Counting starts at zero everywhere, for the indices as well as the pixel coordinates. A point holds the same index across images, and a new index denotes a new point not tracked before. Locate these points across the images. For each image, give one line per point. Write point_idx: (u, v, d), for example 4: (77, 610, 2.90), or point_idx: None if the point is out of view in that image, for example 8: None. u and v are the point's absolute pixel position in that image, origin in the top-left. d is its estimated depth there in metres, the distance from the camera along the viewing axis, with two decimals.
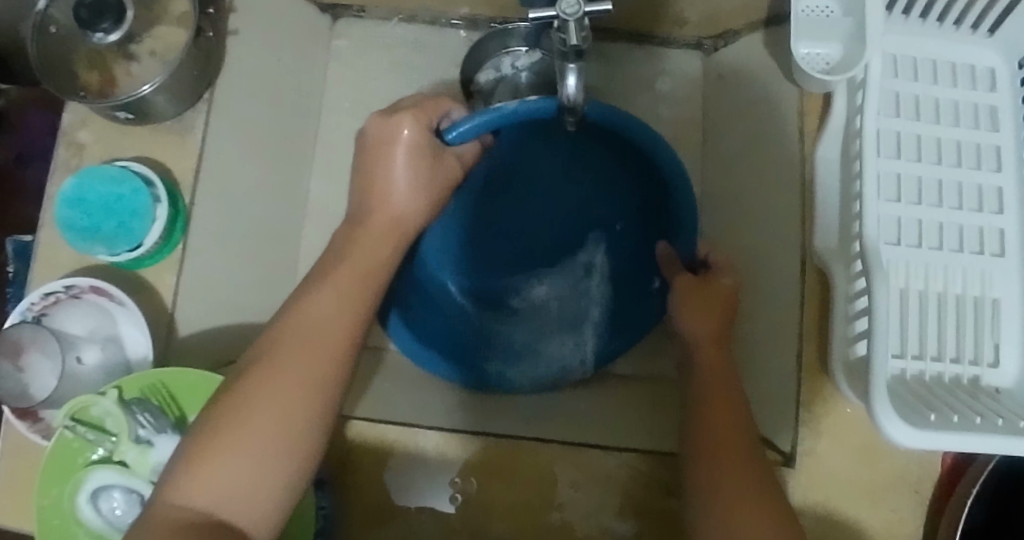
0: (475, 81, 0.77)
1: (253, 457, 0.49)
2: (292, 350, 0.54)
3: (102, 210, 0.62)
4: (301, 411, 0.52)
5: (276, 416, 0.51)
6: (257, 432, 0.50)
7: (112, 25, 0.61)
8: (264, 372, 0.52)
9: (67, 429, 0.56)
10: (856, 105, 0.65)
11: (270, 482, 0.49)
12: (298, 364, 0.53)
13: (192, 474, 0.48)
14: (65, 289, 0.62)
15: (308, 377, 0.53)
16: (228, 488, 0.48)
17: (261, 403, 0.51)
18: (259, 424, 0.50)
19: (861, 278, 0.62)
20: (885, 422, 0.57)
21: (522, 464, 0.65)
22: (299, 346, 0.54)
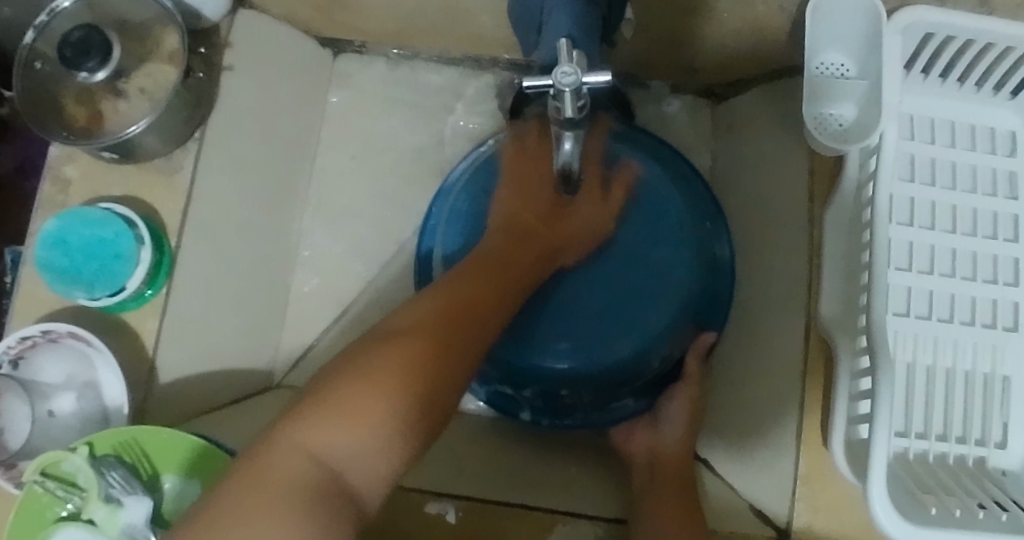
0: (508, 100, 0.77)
1: (372, 401, 0.41)
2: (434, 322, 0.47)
3: (83, 253, 0.61)
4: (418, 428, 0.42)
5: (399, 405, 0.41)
6: (387, 396, 0.41)
7: (97, 64, 0.59)
8: (401, 343, 0.44)
9: (36, 484, 0.55)
10: (869, 171, 0.62)
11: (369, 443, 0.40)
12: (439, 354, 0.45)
13: (305, 424, 0.40)
14: (42, 334, 0.59)
15: (454, 361, 0.45)
16: (338, 442, 0.40)
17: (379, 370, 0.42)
18: (386, 391, 0.41)
19: (865, 355, 0.59)
20: (877, 509, 0.54)
21: (511, 530, 0.61)
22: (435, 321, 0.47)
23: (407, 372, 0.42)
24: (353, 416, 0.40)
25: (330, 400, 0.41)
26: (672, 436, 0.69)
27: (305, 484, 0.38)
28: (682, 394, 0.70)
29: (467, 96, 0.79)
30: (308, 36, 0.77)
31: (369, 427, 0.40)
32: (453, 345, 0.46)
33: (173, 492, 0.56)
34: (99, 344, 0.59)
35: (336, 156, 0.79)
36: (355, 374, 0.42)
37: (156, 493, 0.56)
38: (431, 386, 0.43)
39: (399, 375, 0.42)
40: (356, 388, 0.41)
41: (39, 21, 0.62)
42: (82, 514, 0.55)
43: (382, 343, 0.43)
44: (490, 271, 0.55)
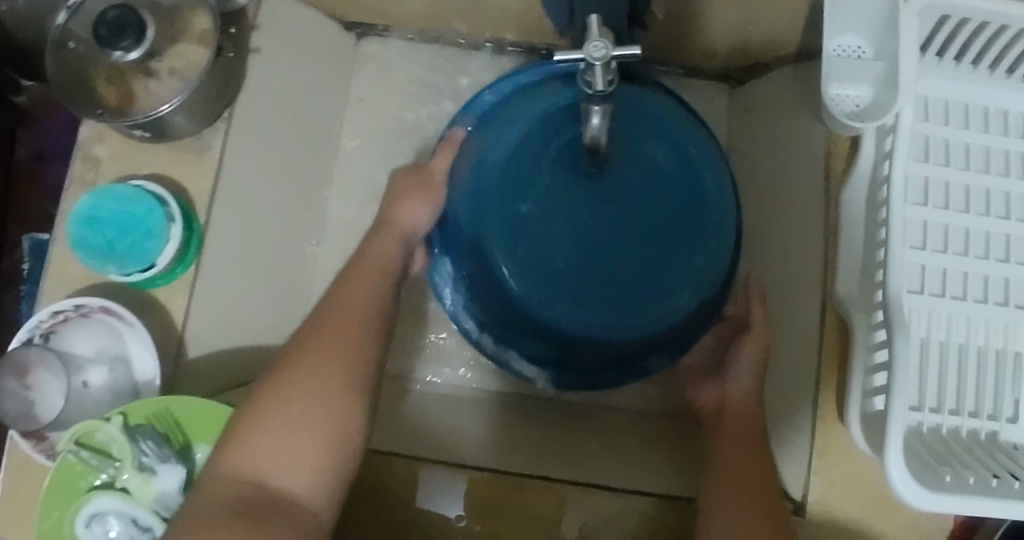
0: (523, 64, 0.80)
1: (297, 443, 0.51)
2: (326, 351, 0.55)
3: (114, 229, 0.62)
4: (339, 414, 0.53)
5: (322, 399, 0.53)
6: (309, 432, 0.51)
7: (131, 44, 0.61)
8: (314, 350, 0.55)
9: (71, 453, 0.57)
10: (885, 151, 0.63)
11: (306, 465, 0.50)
12: (341, 349, 0.56)
13: (240, 441, 0.50)
14: (74, 308, 0.61)
15: (356, 361, 0.56)
16: (268, 463, 0.49)
17: (319, 351, 0.55)
18: (322, 365, 0.54)
19: (882, 329, 0.61)
20: (894, 477, 0.55)
21: (529, 501, 0.65)
22: (328, 357, 0.55)
23: (315, 391, 0.53)
24: (297, 386, 0.53)
25: (274, 419, 0.51)
26: (739, 383, 0.68)
27: (246, 501, 0.47)
28: (751, 341, 0.69)
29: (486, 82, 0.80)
30: (331, 20, 0.78)
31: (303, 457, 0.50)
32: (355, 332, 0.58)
33: (204, 462, 0.58)
34: (132, 318, 0.61)
35: (356, 140, 0.80)
36: (281, 402, 0.52)
37: (188, 462, 0.58)
38: (341, 411, 0.53)
39: (314, 414, 0.52)
40: (264, 443, 0.50)
41: (72, 2, 0.63)
42: (115, 483, 0.57)
43: (303, 350, 0.55)
44: (371, 283, 0.62)
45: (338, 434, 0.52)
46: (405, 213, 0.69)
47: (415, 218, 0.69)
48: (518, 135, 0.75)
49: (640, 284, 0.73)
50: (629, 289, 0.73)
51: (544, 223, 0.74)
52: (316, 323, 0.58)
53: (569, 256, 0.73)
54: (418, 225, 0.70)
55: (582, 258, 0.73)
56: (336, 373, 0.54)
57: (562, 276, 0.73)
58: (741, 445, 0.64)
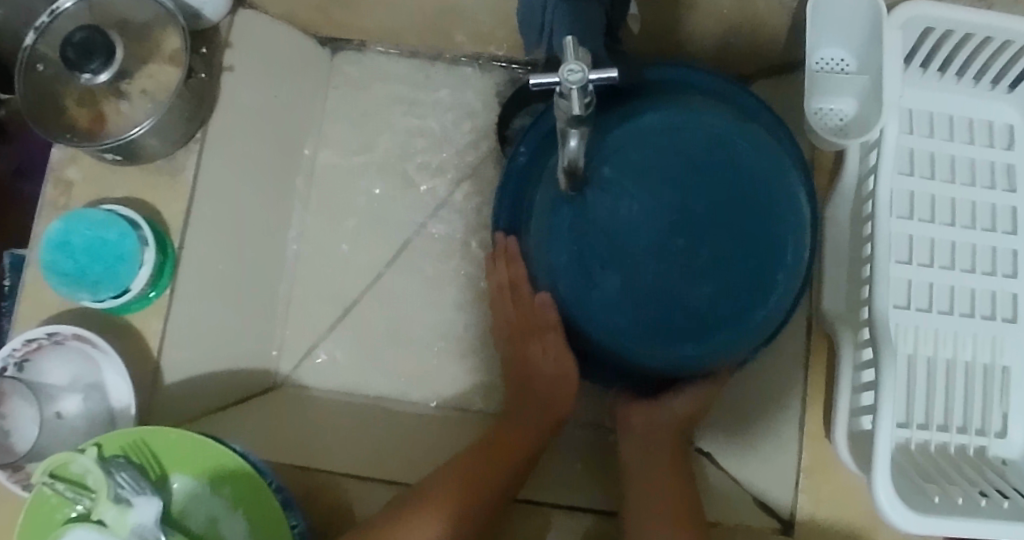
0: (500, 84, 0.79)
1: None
2: (445, 492, 0.58)
3: (87, 255, 0.61)
4: (446, 529, 0.57)
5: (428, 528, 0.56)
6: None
7: (100, 66, 0.59)
8: (422, 499, 0.57)
9: (45, 485, 0.55)
10: (869, 166, 0.62)
11: (403, 537, 0.55)
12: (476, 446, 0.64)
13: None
14: (47, 336, 0.60)
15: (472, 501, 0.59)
16: None
17: (428, 503, 0.57)
18: (439, 507, 0.57)
19: (868, 347, 0.60)
20: (883, 501, 0.55)
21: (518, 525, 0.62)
22: (444, 498, 0.58)
23: (424, 538, 0.55)
24: (410, 529, 0.55)
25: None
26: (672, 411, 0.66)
27: None
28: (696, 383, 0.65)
29: (466, 95, 0.78)
30: (306, 35, 0.77)
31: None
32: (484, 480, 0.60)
33: (183, 491, 0.57)
34: (106, 345, 0.60)
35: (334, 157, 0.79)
36: (415, 501, 0.57)
37: (165, 493, 0.57)
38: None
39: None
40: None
41: (39, 24, 0.62)
42: (91, 515, 0.55)
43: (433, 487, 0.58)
44: (537, 415, 0.67)
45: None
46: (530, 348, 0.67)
47: (540, 363, 0.67)
48: (650, 133, 0.62)
49: (701, 311, 0.62)
50: (675, 328, 0.62)
51: (621, 226, 0.62)
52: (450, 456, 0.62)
53: (631, 265, 0.62)
54: (539, 369, 0.67)
55: (643, 284, 0.61)
56: (442, 526, 0.56)
57: (617, 290, 0.62)
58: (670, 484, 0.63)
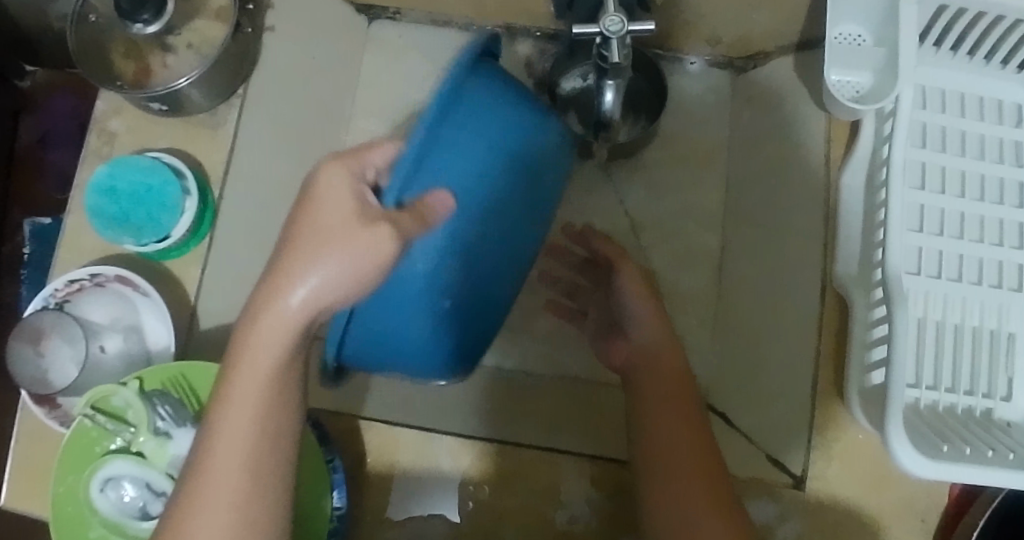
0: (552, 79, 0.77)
1: (227, 489, 0.43)
2: (217, 484, 0.43)
3: (131, 201, 0.63)
4: (260, 526, 0.44)
5: (229, 526, 0.43)
6: (240, 487, 0.43)
7: (152, 17, 0.61)
8: (206, 487, 0.43)
9: (86, 417, 0.58)
10: (884, 135, 0.66)
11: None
12: (245, 427, 0.43)
13: None
14: (90, 277, 0.62)
15: (264, 490, 0.44)
16: None
17: (210, 484, 0.43)
18: (239, 432, 0.43)
19: (881, 306, 0.63)
20: (897, 451, 0.57)
21: (537, 469, 0.66)
22: (219, 494, 0.43)
23: None
24: (213, 460, 0.43)
25: (203, 483, 0.43)
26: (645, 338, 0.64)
27: None
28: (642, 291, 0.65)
29: None
30: None
31: None
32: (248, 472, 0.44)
33: None
34: (150, 288, 0.62)
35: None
36: (202, 486, 0.44)
37: None
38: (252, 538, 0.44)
39: (239, 466, 0.44)
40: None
41: None
42: (129, 447, 0.58)
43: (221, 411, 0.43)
44: (274, 347, 0.42)
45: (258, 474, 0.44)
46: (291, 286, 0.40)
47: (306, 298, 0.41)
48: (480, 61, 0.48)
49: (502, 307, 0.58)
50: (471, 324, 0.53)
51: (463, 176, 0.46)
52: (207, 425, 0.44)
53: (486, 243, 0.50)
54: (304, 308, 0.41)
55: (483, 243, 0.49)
56: (240, 458, 0.43)
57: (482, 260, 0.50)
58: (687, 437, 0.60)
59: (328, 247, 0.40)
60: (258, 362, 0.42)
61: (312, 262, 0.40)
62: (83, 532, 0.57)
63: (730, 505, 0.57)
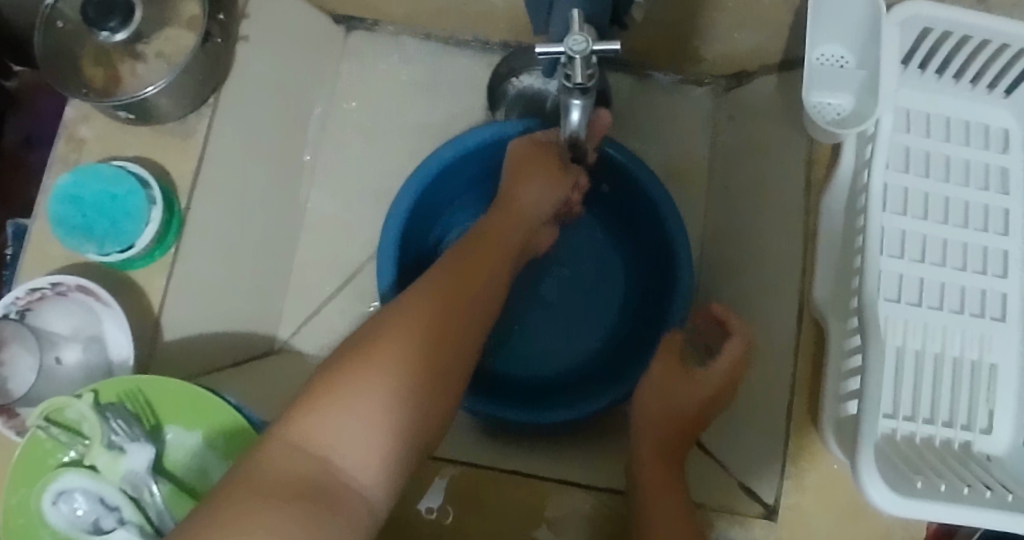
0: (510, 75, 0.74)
1: (363, 411, 0.48)
2: (390, 356, 0.50)
3: (97, 209, 0.62)
4: (415, 400, 0.50)
5: (390, 389, 0.49)
6: (379, 422, 0.48)
7: (119, 25, 0.60)
8: (375, 358, 0.50)
9: (40, 429, 0.57)
10: (865, 159, 0.64)
11: (377, 432, 0.48)
12: (429, 324, 0.53)
13: (301, 423, 0.47)
14: (51, 286, 0.61)
15: (431, 372, 0.52)
16: (327, 440, 0.47)
17: (383, 353, 0.50)
18: (388, 365, 0.50)
19: (857, 335, 0.61)
20: (867, 485, 0.55)
21: (503, 493, 0.64)
22: (388, 373, 0.49)
23: (348, 441, 0.47)
24: (350, 395, 0.48)
25: (333, 402, 0.47)
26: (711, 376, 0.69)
27: (295, 480, 0.45)
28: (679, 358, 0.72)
29: (477, 81, 0.82)
30: (323, 14, 0.79)
31: (340, 435, 0.47)
32: (427, 344, 0.52)
33: (174, 442, 0.58)
34: (113, 301, 0.61)
35: (344, 135, 0.82)
36: (373, 362, 0.50)
37: (158, 442, 0.58)
38: (397, 399, 0.49)
39: (376, 401, 0.48)
40: (337, 426, 0.47)
41: None
42: (83, 460, 0.57)
43: (377, 342, 0.50)
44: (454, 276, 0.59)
45: (383, 414, 0.48)
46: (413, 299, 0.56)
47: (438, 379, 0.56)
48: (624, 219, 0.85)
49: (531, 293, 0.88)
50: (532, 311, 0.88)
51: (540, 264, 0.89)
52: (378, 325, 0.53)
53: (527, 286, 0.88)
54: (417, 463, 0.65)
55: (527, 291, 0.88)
56: (421, 354, 0.51)
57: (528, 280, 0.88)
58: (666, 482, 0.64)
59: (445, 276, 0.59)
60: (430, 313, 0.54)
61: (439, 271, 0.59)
62: None
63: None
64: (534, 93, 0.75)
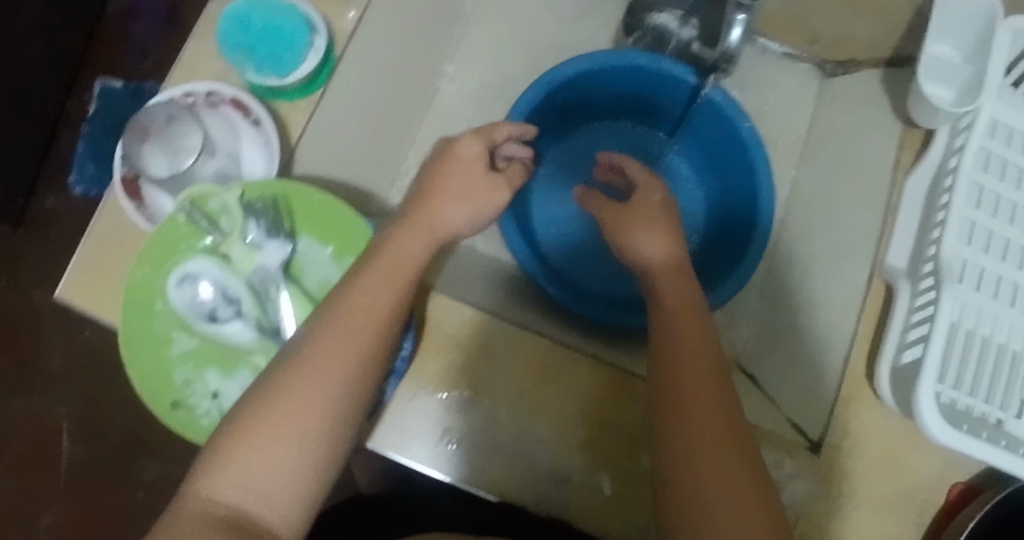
0: (654, 14, 0.81)
1: (277, 462, 0.47)
2: (293, 409, 0.48)
3: (262, 35, 0.66)
4: (318, 451, 0.48)
5: (288, 452, 0.48)
6: (294, 452, 0.48)
7: None
8: (270, 424, 0.48)
9: (182, 211, 0.59)
10: (954, 147, 0.72)
11: (279, 492, 0.47)
12: (336, 371, 0.50)
13: (218, 462, 0.47)
14: (207, 94, 0.66)
15: (339, 422, 0.49)
16: (239, 493, 0.46)
17: (279, 417, 0.48)
18: (312, 404, 0.49)
19: (929, 289, 0.68)
20: (924, 413, 0.62)
21: (560, 365, 0.68)
22: (286, 432, 0.48)
23: (248, 501, 0.46)
24: (269, 450, 0.47)
25: (244, 447, 0.47)
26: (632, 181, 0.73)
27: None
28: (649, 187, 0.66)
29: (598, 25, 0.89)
30: None
31: (250, 481, 0.47)
32: (337, 397, 0.50)
33: (303, 252, 0.61)
34: (269, 124, 0.66)
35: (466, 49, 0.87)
36: (273, 414, 0.48)
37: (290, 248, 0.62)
38: (297, 458, 0.48)
39: (288, 450, 0.48)
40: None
41: None
42: (216, 249, 0.60)
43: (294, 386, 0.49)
44: (389, 285, 0.54)
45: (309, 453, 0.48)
46: (442, 215, 0.59)
47: (450, 222, 0.59)
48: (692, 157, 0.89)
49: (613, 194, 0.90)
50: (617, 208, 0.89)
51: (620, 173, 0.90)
52: (286, 369, 0.50)
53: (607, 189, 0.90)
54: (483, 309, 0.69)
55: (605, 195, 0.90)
56: (326, 405, 0.49)
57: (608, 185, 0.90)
58: (715, 417, 0.51)
59: (463, 196, 0.60)
60: (350, 345, 0.51)
61: (367, 271, 0.54)
62: (147, 319, 0.59)
63: (747, 450, 0.51)
64: (660, 37, 0.82)
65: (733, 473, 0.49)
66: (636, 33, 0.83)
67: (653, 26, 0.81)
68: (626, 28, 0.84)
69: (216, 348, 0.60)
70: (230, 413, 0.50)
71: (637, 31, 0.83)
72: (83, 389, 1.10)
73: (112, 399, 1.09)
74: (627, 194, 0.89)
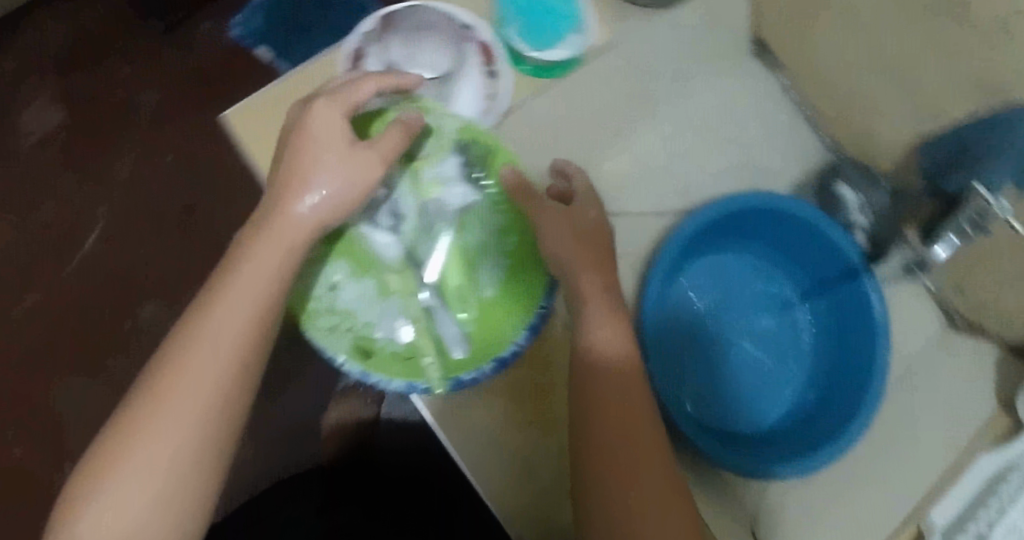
0: (844, 188, 0.77)
1: (173, 437, 0.49)
2: (183, 380, 0.50)
3: (539, 11, 0.69)
4: (222, 418, 0.51)
5: (181, 427, 0.49)
6: (187, 421, 0.49)
7: None
8: (168, 402, 0.49)
9: (395, 111, 0.61)
10: None
11: (168, 474, 0.49)
12: (207, 353, 0.50)
13: (96, 491, 0.48)
14: (464, 25, 0.64)
15: (233, 392, 0.51)
16: (118, 503, 0.48)
17: (163, 403, 0.49)
18: (190, 383, 0.50)
19: None
20: None
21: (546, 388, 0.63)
22: (171, 409, 0.49)
23: (131, 506, 0.48)
24: (138, 454, 0.49)
25: (141, 434, 0.49)
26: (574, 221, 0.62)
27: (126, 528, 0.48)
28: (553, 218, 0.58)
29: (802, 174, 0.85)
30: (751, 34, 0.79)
31: (133, 483, 0.48)
32: (219, 374, 0.50)
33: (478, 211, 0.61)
34: (502, 87, 0.65)
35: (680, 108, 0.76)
36: (146, 423, 0.49)
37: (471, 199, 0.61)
38: (195, 433, 0.49)
39: (183, 423, 0.49)
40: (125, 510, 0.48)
41: None
42: (410, 162, 0.61)
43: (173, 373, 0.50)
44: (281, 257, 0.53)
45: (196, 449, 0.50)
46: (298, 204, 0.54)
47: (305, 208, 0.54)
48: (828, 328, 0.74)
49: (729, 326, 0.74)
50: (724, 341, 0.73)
51: (740, 303, 0.75)
52: (175, 344, 0.51)
53: (727, 318, 0.75)
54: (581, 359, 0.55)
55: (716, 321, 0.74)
56: (212, 379, 0.50)
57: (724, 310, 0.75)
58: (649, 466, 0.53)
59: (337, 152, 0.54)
60: (207, 374, 0.50)
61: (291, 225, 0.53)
62: None
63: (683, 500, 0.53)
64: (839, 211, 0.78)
65: (677, 507, 0.52)
66: (822, 194, 0.79)
67: (839, 197, 0.77)
68: (814, 187, 0.80)
69: (358, 247, 0.59)
70: (128, 397, 0.51)
71: (822, 195, 0.79)
72: (121, 204, 1.00)
73: (141, 228, 0.99)
74: (746, 335, 0.74)
